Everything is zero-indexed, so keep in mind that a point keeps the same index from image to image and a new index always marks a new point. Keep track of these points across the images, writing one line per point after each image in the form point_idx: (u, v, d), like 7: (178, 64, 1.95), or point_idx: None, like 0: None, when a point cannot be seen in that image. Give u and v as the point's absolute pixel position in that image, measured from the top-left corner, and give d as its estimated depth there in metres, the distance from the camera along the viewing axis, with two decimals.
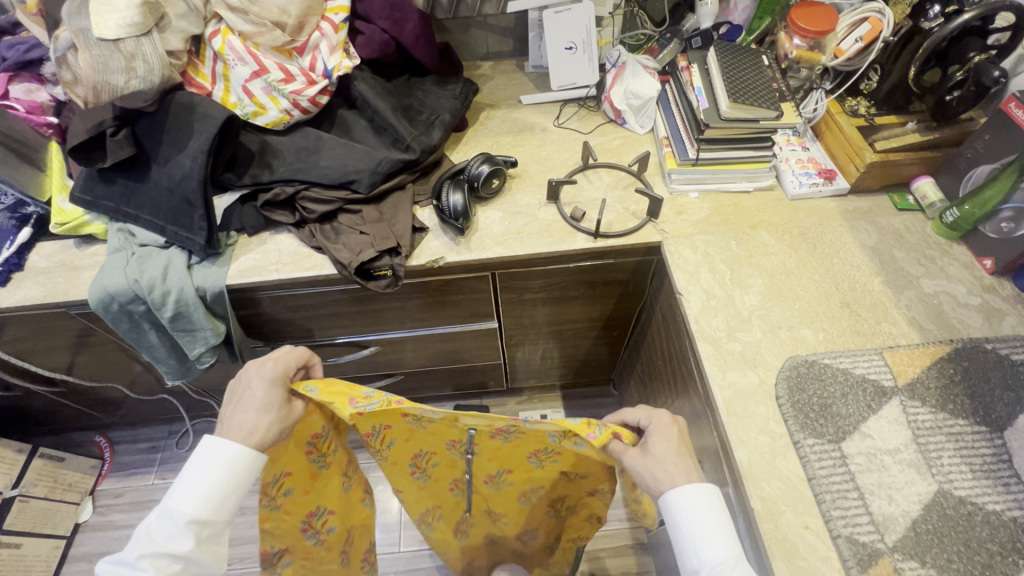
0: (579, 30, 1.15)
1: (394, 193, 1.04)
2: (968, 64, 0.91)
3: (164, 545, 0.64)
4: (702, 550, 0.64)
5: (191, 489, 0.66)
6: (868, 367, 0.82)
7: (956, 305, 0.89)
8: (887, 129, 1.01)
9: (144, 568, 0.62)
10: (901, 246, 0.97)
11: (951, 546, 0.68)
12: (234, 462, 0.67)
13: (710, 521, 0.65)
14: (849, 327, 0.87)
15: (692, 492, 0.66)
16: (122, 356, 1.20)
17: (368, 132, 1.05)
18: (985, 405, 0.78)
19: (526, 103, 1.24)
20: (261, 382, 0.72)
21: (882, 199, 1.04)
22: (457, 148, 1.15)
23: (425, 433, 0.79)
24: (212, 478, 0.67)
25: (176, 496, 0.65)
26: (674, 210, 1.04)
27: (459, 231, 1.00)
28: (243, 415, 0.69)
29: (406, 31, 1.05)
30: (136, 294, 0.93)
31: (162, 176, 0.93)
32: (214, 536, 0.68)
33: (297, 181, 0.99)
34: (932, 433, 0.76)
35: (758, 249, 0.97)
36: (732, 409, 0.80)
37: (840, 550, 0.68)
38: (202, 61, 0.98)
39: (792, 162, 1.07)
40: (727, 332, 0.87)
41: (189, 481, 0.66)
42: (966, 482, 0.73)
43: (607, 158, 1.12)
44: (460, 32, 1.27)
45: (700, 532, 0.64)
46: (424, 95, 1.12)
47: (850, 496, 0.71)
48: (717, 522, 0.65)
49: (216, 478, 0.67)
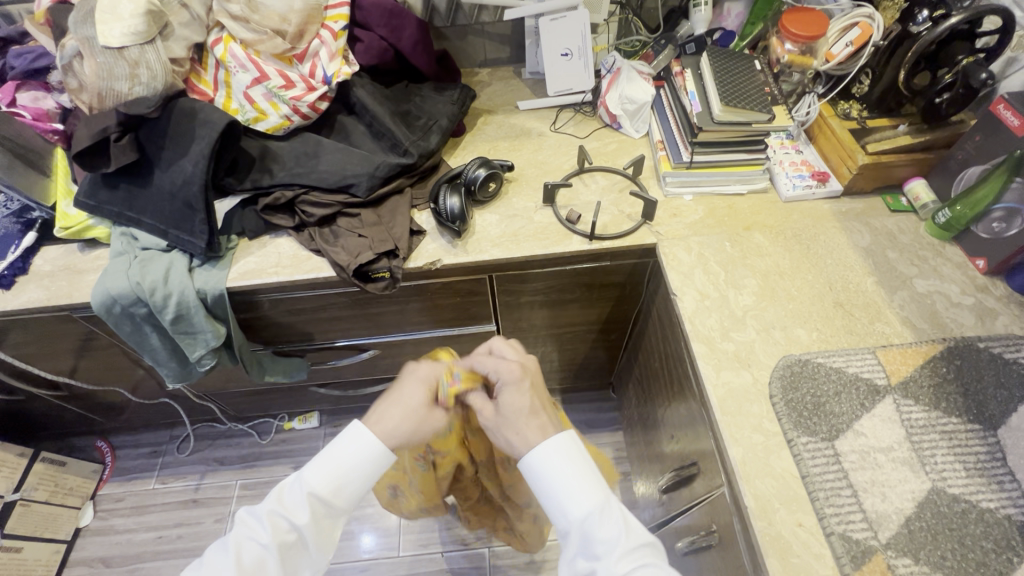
0: (575, 37, 1.17)
1: (392, 197, 1.05)
2: (957, 67, 0.93)
3: (287, 510, 0.65)
4: (567, 508, 0.64)
5: (326, 467, 0.66)
6: (861, 366, 0.82)
7: (949, 305, 0.89)
8: (878, 131, 1.02)
9: (266, 527, 0.63)
10: (894, 247, 0.97)
11: (945, 544, 0.68)
12: (373, 455, 0.67)
13: (572, 474, 0.65)
14: (842, 327, 0.88)
15: (548, 448, 0.66)
16: (123, 359, 1.21)
17: (366, 137, 1.07)
18: (978, 403, 0.79)
19: (522, 108, 1.25)
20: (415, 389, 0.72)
21: (876, 201, 1.05)
22: (455, 153, 1.17)
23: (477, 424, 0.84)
24: (346, 463, 0.67)
25: (314, 471, 0.66)
26: (669, 212, 1.05)
27: (456, 233, 1.01)
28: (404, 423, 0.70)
29: (404, 38, 1.08)
30: (138, 297, 0.95)
31: (165, 180, 0.94)
32: (330, 518, 0.68)
33: (297, 185, 1.00)
34: (926, 431, 0.77)
35: (753, 250, 0.98)
36: (726, 408, 0.80)
37: (834, 548, 0.68)
38: (205, 69, 1.00)
39: (786, 164, 1.08)
40: (721, 332, 0.88)
41: (329, 460, 0.67)
42: (960, 480, 0.73)
43: (602, 162, 1.14)
44: (457, 40, 1.30)
45: (566, 489, 0.64)
46: (422, 100, 1.14)
47: (844, 494, 0.72)
48: (581, 474, 0.65)
49: (352, 464, 0.67)
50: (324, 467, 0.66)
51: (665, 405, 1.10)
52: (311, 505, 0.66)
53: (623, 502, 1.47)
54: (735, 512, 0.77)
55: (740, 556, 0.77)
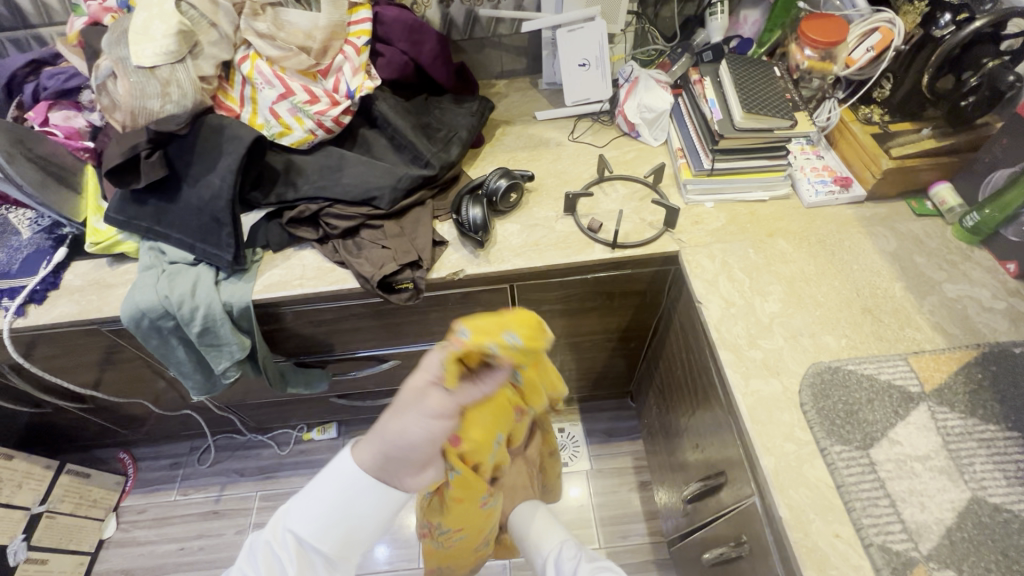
0: (592, 47, 1.17)
1: (414, 209, 1.06)
2: (982, 70, 0.91)
3: (276, 549, 0.63)
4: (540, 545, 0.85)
5: (308, 507, 0.63)
6: (893, 373, 0.81)
7: (981, 310, 0.88)
8: (902, 135, 1.01)
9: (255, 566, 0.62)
10: (921, 251, 0.96)
11: (988, 555, 0.66)
12: (362, 491, 0.63)
13: (541, 520, 0.88)
14: (872, 333, 0.86)
15: (524, 506, 0.91)
16: (148, 372, 1.22)
17: (388, 150, 1.08)
18: (1016, 410, 0.77)
19: (540, 118, 1.26)
20: (422, 418, 0.60)
21: (900, 205, 1.04)
22: (475, 164, 1.18)
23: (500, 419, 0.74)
24: (332, 502, 0.62)
25: (297, 511, 0.63)
26: (691, 219, 1.04)
27: (479, 243, 1.02)
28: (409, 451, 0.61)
29: (424, 52, 1.09)
30: (166, 310, 0.96)
31: (193, 195, 0.96)
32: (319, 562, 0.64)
33: (321, 198, 1.02)
34: (963, 439, 0.75)
35: (777, 256, 0.98)
36: (756, 416, 0.79)
37: (873, 559, 0.67)
38: (231, 86, 1.02)
39: (807, 170, 1.08)
40: (748, 340, 0.87)
41: (313, 504, 0.63)
42: (1001, 489, 0.71)
43: (622, 171, 1.14)
44: (475, 52, 1.31)
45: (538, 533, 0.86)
46: (442, 113, 1.15)
47: (882, 504, 0.70)
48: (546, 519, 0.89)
49: (337, 502, 0.62)
50: (308, 512, 0.63)
51: (688, 414, 1.09)
52: (303, 549, 0.63)
53: (644, 513, 1.45)
54: (768, 523, 0.76)
55: (775, 569, 0.75)
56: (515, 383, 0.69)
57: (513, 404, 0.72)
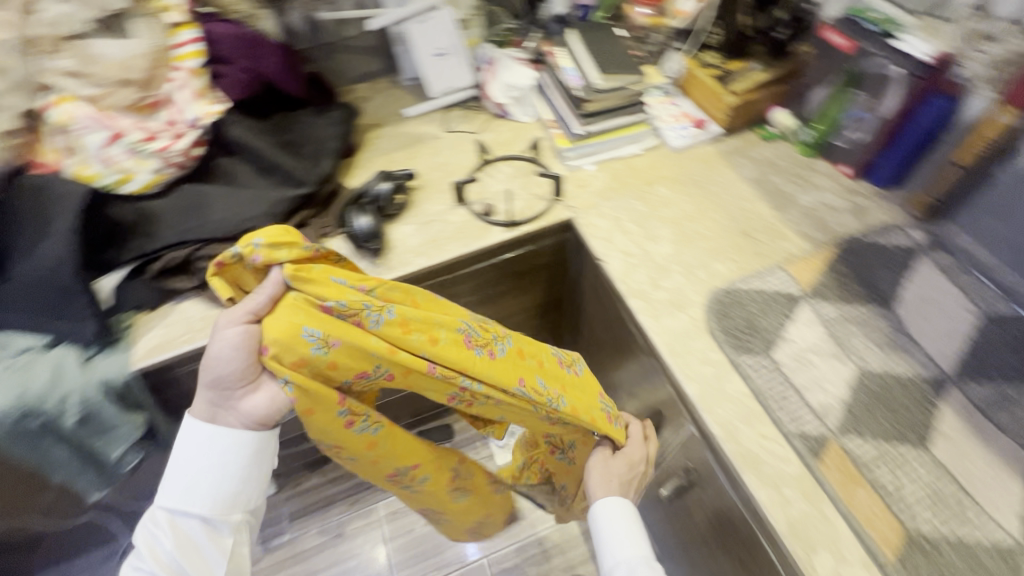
0: (444, 36, 1.17)
1: (298, 232, 1.00)
2: (787, 4, 1.04)
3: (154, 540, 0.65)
4: (615, 552, 0.75)
5: (171, 482, 0.66)
6: (776, 282, 0.90)
7: (831, 211, 1.01)
8: (737, 73, 1.12)
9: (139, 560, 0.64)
10: (775, 172, 1.08)
11: (880, 414, 0.77)
12: (210, 442, 0.65)
13: (621, 525, 0.77)
14: (752, 252, 0.95)
15: (608, 502, 0.79)
16: (23, 486, 1.04)
17: (253, 176, 1.00)
18: (875, 287, 0.89)
19: (411, 115, 1.24)
20: (225, 345, 0.59)
21: (750, 135, 1.15)
22: (353, 174, 1.13)
23: (360, 329, 0.62)
24: (192, 465, 0.65)
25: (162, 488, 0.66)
26: (577, 184, 1.08)
27: (375, 252, 0.97)
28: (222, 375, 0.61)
29: (269, 66, 1.02)
30: (26, 411, 0.81)
31: (28, 271, 0.81)
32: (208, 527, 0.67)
33: (188, 242, 0.92)
34: (841, 324, 0.86)
35: (660, 202, 1.04)
36: (673, 350, 0.85)
37: (796, 447, 0.74)
38: (44, 138, 0.88)
39: (667, 118, 1.14)
40: (651, 284, 0.93)
41: (172, 474, 0.66)
42: (877, 357, 0.82)
43: (502, 151, 1.15)
44: (327, 59, 1.25)
45: (614, 538, 0.76)
46: (304, 127, 1.09)
47: (792, 397, 0.78)
48: (626, 527, 0.77)
49: (195, 464, 0.65)
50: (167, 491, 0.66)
51: (617, 367, 1.14)
52: (175, 520, 0.66)
53: None
54: (706, 445, 0.82)
55: (721, 482, 0.81)
56: (328, 280, 0.62)
57: (358, 306, 0.62)
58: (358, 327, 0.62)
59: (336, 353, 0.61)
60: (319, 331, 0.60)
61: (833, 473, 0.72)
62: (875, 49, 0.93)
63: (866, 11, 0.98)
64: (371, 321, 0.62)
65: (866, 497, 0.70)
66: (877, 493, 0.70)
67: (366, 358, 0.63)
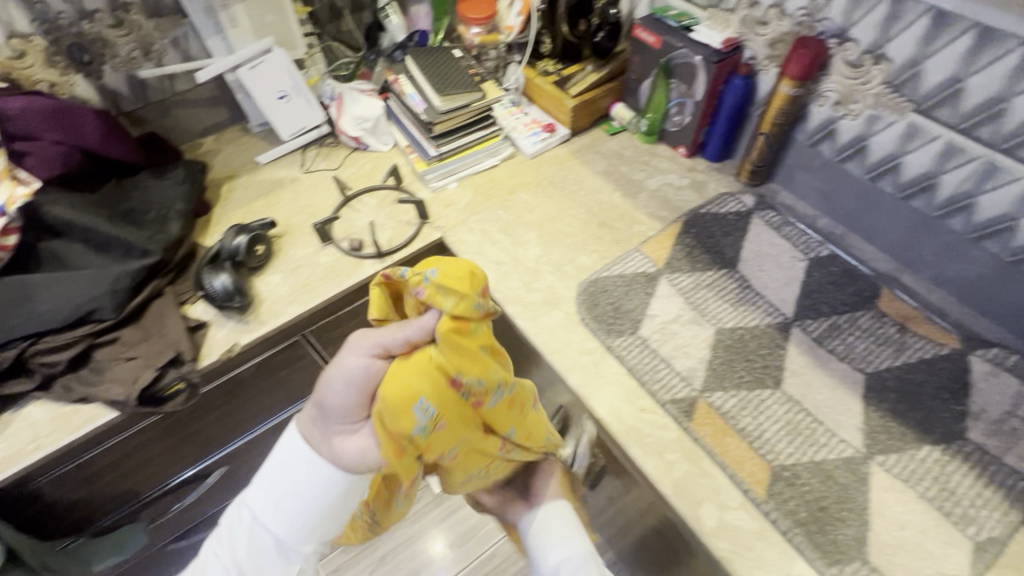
0: (284, 77, 1.14)
1: (152, 304, 0.93)
2: (597, 12, 1.13)
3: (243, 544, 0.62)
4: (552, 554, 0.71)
5: (263, 494, 0.61)
6: (635, 264, 0.97)
7: (675, 190, 1.10)
8: (572, 77, 1.19)
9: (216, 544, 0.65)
10: (623, 162, 1.16)
11: (738, 365, 0.85)
12: (305, 473, 0.58)
13: (565, 528, 0.74)
14: (611, 240, 1.02)
15: (551, 507, 0.76)
16: None
17: (88, 254, 0.91)
18: (720, 252, 0.99)
19: (265, 161, 1.20)
20: (354, 372, 0.54)
21: (597, 131, 1.23)
22: (210, 232, 1.07)
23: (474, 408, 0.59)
24: (294, 487, 0.59)
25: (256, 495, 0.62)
26: (442, 204, 1.11)
27: (240, 310, 0.94)
28: (330, 400, 0.55)
29: (88, 135, 0.95)
30: None
31: None
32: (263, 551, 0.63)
33: (17, 339, 0.83)
34: (695, 291, 0.94)
35: (522, 209, 1.09)
36: (553, 346, 0.88)
37: (671, 413, 0.80)
38: None
39: (519, 127, 1.20)
40: (525, 287, 0.96)
41: (276, 485, 0.60)
42: (730, 314, 0.91)
43: (365, 183, 1.14)
44: (162, 117, 1.18)
45: (555, 538, 0.73)
46: (144, 192, 1.01)
47: (662, 367, 0.84)
48: (570, 524, 0.74)
49: (310, 489, 0.59)
50: (266, 494, 0.61)
51: None
52: (255, 530, 0.62)
53: None
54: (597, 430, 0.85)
55: (618, 461, 0.84)
56: (476, 351, 0.56)
57: (489, 379, 0.58)
58: (484, 401, 0.60)
59: (453, 411, 0.58)
60: (456, 392, 0.56)
61: (704, 428, 0.78)
62: (679, 42, 1.02)
63: (666, 9, 1.08)
64: (487, 399, 0.60)
65: (734, 444, 0.76)
66: (743, 438, 0.77)
67: (453, 438, 0.60)
